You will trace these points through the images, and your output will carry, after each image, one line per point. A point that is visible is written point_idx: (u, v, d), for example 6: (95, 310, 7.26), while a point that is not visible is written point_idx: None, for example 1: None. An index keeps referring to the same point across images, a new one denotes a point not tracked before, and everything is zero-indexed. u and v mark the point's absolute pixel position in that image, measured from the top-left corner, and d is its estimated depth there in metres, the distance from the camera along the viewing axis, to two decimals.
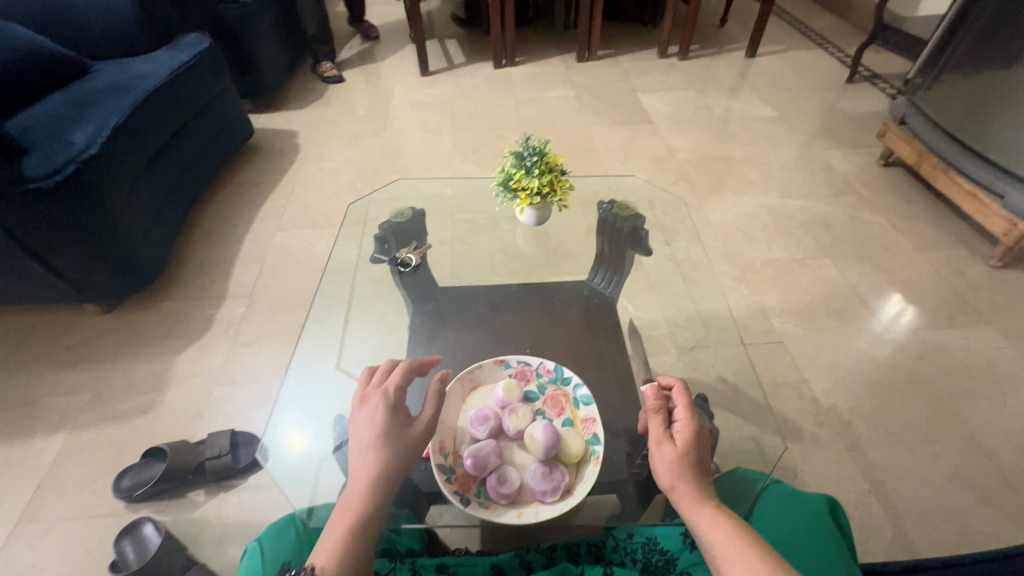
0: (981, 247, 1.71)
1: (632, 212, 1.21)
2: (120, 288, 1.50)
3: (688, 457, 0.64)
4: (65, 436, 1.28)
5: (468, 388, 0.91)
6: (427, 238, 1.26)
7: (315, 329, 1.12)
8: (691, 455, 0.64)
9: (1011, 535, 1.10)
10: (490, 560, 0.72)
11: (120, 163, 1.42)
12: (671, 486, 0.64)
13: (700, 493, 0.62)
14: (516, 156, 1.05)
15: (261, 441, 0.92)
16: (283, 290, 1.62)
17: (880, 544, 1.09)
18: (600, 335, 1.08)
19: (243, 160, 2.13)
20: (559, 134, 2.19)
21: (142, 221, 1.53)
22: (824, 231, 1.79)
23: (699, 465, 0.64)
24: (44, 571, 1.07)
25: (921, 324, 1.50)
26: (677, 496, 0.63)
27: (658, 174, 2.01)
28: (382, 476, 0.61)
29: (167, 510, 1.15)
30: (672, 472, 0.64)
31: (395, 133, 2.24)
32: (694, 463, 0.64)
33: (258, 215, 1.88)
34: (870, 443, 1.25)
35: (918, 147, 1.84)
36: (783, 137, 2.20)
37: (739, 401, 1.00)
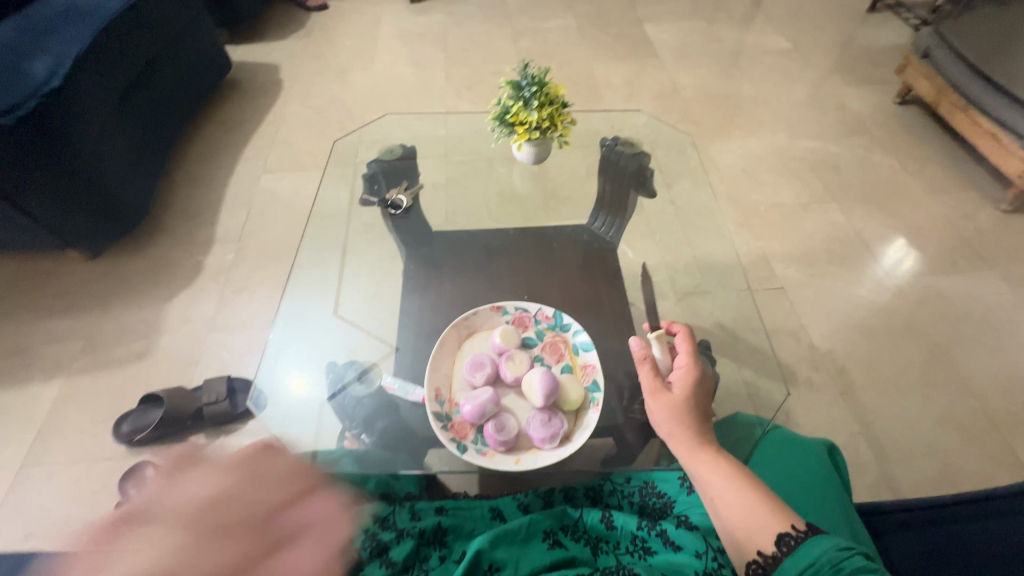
0: (993, 191, 1.65)
1: (637, 149, 1.15)
2: (103, 233, 1.44)
3: (687, 405, 0.64)
4: (61, 382, 1.28)
5: (463, 335, 0.89)
6: (419, 178, 1.19)
7: (303, 276, 1.07)
8: (690, 403, 0.64)
9: (992, 473, 1.13)
10: (489, 504, 0.72)
11: (88, 97, 1.32)
12: (670, 434, 0.64)
13: (699, 440, 0.62)
14: (514, 87, 0.97)
15: (253, 386, 0.90)
16: (271, 236, 1.57)
17: (865, 482, 1.12)
18: (599, 281, 1.06)
19: (222, 96, 1.99)
20: (559, 69, 2.05)
21: (118, 162, 1.44)
22: (832, 174, 1.72)
23: (698, 412, 0.64)
24: (54, 511, 1.09)
25: (924, 270, 1.48)
26: (677, 444, 0.63)
27: (663, 113, 1.90)
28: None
29: (169, 454, 1.16)
30: (671, 420, 0.64)
31: (384, 67, 2.09)
32: (692, 411, 0.64)
33: (241, 156, 1.78)
34: (863, 387, 1.26)
35: (938, 82, 1.73)
36: (796, 72, 2.07)
37: (738, 347, 0.99)
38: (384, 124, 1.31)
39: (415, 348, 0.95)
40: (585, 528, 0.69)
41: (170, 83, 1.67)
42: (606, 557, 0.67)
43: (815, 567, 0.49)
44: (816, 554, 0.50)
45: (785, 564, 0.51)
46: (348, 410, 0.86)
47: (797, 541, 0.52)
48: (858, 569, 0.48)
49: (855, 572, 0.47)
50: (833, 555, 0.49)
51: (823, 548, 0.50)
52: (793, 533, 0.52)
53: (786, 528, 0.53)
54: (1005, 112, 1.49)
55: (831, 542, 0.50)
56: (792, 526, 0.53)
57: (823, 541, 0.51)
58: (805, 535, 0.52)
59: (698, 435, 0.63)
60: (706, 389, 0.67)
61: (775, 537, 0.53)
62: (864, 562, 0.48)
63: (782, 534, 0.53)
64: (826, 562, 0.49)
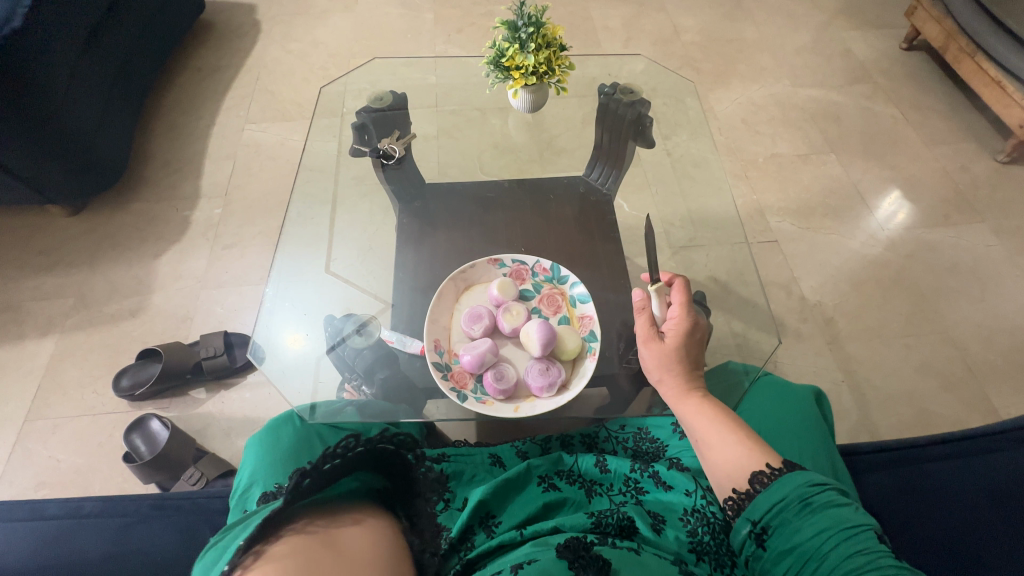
0: (992, 141, 1.63)
1: (637, 96, 1.11)
2: (83, 187, 1.39)
3: (677, 353, 0.66)
4: (56, 339, 1.28)
5: (460, 287, 0.89)
6: (411, 128, 1.15)
7: (296, 230, 1.06)
8: (681, 351, 0.67)
9: (964, 417, 1.19)
10: (489, 451, 0.74)
11: (54, 39, 1.23)
12: (660, 380, 0.67)
13: (687, 386, 0.65)
14: (509, 27, 0.92)
15: (254, 340, 0.90)
16: (259, 189, 1.53)
17: (845, 427, 1.18)
18: (594, 234, 1.05)
19: (196, 39, 1.88)
20: (553, 10, 1.94)
21: (92, 112, 1.37)
22: (833, 124, 1.69)
23: (688, 360, 0.67)
24: (62, 462, 1.12)
25: (917, 222, 1.49)
26: (666, 390, 0.66)
27: (662, 59, 1.83)
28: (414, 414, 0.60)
29: (171, 407, 1.18)
30: (661, 367, 0.67)
31: (368, 8, 1.96)
32: (682, 358, 0.66)
33: (221, 105, 1.70)
34: (850, 338, 1.30)
35: (948, 26, 1.66)
36: (801, 15, 1.98)
37: (731, 298, 1.00)
38: (371, 70, 1.25)
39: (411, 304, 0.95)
40: (580, 472, 0.72)
41: (141, 24, 1.56)
42: (600, 499, 0.69)
43: (785, 502, 0.50)
44: (787, 489, 0.51)
45: (758, 499, 0.52)
46: (348, 362, 0.87)
47: (771, 477, 0.53)
48: (828, 503, 0.49)
49: (824, 505, 0.49)
50: (804, 490, 0.50)
51: (795, 483, 0.51)
52: (768, 471, 0.53)
53: (761, 466, 0.54)
54: (1013, 58, 1.45)
55: (804, 477, 0.51)
56: (767, 465, 0.54)
57: (796, 477, 0.51)
58: (778, 472, 0.53)
59: (687, 381, 0.65)
60: (700, 338, 0.69)
61: (751, 474, 0.54)
62: (835, 496, 0.49)
63: (757, 471, 0.54)
64: (797, 497, 0.50)
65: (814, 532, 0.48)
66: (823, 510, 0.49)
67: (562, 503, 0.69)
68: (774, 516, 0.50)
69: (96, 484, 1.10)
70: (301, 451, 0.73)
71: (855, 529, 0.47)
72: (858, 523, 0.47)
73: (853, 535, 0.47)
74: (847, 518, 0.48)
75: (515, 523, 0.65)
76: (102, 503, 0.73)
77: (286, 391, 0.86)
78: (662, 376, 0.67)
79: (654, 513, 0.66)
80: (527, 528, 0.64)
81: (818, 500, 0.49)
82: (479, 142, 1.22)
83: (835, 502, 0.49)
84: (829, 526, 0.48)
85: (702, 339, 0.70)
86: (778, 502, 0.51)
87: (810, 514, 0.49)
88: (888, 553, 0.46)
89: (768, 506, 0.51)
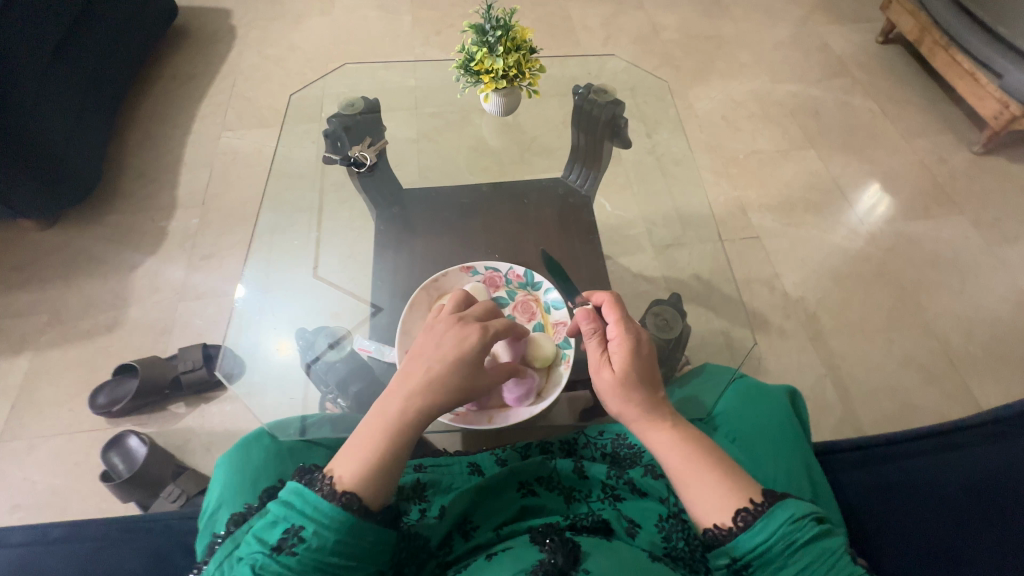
0: (968, 133, 1.65)
1: (611, 97, 1.12)
2: (55, 202, 1.36)
3: (629, 377, 0.62)
4: (30, 357, 1.25)
5: (434, 297, 0.89)
6: (383, 133, 1.14)
7: (268, 239, 1.03)
8: (636, 374, 0.62)
9: (946, 408, 1.20)
10: (468, 459, 0.73)
11: (18, 51, 1.20)
12: (620, 411, 0.62)
13: (653, 412, 0.60)
14: (477, 31, 0.91)
15: (234, 346, 0.89)
16: (237, 199, 1.51)
17: (829, 422, 1.18)
18: (574, 237, 1.05)
19: (170, 46, 1.84)
20: (532, 10, 1.93)
21: (61, 125, 1.34)
22: (812, 119, 1.70)
23: (647, 383, 0.62)
24: (38, 483, 1.10)
25: (896, 215, 1.50)
26: (631, 422, 0.61)
27: (642, 58, 1.82)
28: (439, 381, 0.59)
29: (150, 423, 1.16)
30: (620, 394, 0.61)
31: (345, 11, 1.94)
32: (637, 382, 0.61)
33: (197, 113, 1.68)
34: (832, 332, 1.31)
35: (922, 19, 1.68)
36: (780, 10, 1.99)
37: (713, 297, 0.99)
38: (345, 74, 1.23)
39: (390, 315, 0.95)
40: (559, 478, 0.72)
41: (111, 32, 1.53)
42: (579, 504, 0.70)
43: (771, 542, 0.50)
44: (774, 528, 0.50)
45: (739, 539, 0.51)
46: (321, 376, 0.84)
47: (755, 515, 0.51)
48: (814, 537, 0.49)
49: (807, 542, 0.49)
50: (791, 528, 0.49)
51: (781, 520, 0.50)
52: (751, 507, 0.51)
53: (743, 502, 0.52)
54: (986, 50, 1.46)
55: (789, 512, 0.50)
56: (750, 500, 0.52)
57: (782, 512, 0.50)
58: (763, 508, 0.51)
59: (650, 409, 0.60)
60: (650, 354, 0.64)
61: (733, 511, 0.52)
62: (820, 527, 0.50)
63: (739, 508, 0.52)
64: (784, 535, 0.49)
65: (801, 568, 0.48)
66: (806, 547, 0.49)
67: (540, 509, 0.69)
68: (757, 555, 0.50)
69: (73, 505, 1.08)
70: (271, 467, 0.70)
71: (837, 556, 0.49)
72: (837, 549, 0.49)
73: (837, 565, 0.48)
74: (831, 549, 0.49)
75: (493, 524, 0.66)
76: (70, 528, 0.72)
77: (267, 400, 0.84)
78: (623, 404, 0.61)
79: (630, 517, 0.66)
80: (505, 527, 0.66)
81: (806, 536, 0.49)
82: (457, 145, 1.21)
83: (821, 536, 0.49)
84: (816, 562, 0.48)
85: (652, 355, 0.65)
86: (762, 542, 0.50)
87: (793, 553, 0.49)
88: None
89: (751, 546, 0.50)
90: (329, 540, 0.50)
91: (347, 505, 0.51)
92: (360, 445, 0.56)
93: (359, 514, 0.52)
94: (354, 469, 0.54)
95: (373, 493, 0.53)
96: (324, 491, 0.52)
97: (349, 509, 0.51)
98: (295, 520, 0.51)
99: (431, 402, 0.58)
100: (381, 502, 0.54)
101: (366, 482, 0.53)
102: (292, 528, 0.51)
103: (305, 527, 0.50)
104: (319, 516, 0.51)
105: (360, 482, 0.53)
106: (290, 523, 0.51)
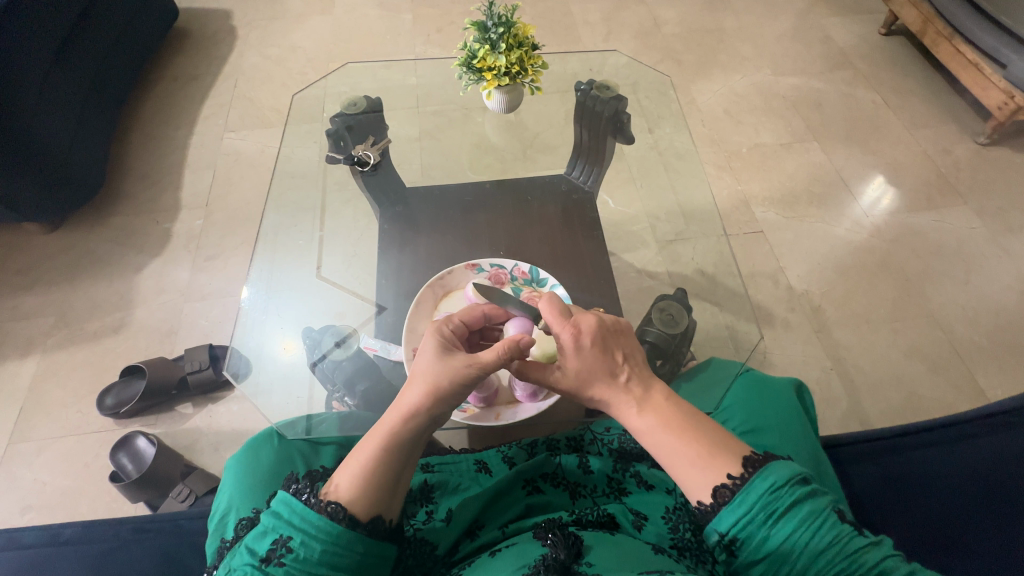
0: (972, 123, 1.64)
1: (614, 92, 1.07)
2: (60, 205, 1.37)
3: (579, 375, 0.60)
4: (37, 359, 1.26)
5: (439, 294, 0.91)
6: (387, 133, 1.13)
7: (273, 239, 1.04)
8: (583, 370, 0.60)
9: (952, 399, 1.20)
10: (474, 458, 0.73)
11: (20, 55, 1.21)
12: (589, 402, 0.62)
13: (615, 400, 0.59)
14: (479, 28, 0.91)
15: (240, 348, 0.89)
16: (240, 199, 1.51)
17: (835, 415, 1.18)
18: (578, 232, 1.05)
19: (171, 47, 1.84)
20: (532, 6, 1.93)
21: (65, 127, 1.34)
22: (814, 111, 1.69)
23: (597, 373, 0.60)
24: (48, 484, 1.11)
25: (901, 207, 1.49)
26: (607, 410, 0.60)
27: (643, 53, 1.82)
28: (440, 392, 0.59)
29: (158, 423, 1.17)
30: (578, 390, 0.61)
31: (345, 10, 1.94)
32: (589, 375, 0.60)
33: (199, 114, 1.68)
34: (838, 325, 1.30)
35: (925, 10, 1.67)
36: (781, 3, 1.98)
37: (717, 290, 0.99)
38: (347, 74, 1.23)
39: (397, 315, 0.95)
40: (564, 474, 0.72)
41: (112, 35, 1.53)
42: (584, 500, 0.70)
43: (751, 514, 0.48)
44: (753, 500, 0.49)
45: (721, 515, 0.50)
46: (327, 374, 0.86)
47: (734, 490, 0.50)
48: (795, 503, 0.48)
49: (790, 507, 0.48)
50: (770, 497, 0.48)
51: (758, 492, 0.49)
52: (729, 483, 0.50)
53: (721, 479, 0.51)
54: (989, 40, 1.45)
55: (766, 482, 0.49)
56: (727, 476, 0.51)
57: (759, 483, 0.49)
58: (741, 482, 0.50)
59: (610, 399, 0.59)
60: (594, 343, 0.60)
61: (712, 489, 0.51)
62: (800, 491, 0.48)
63: (718, 486, 0.51)
64: (764, 506, 0.48)
65: (785, 537, 0.47)
66: (791, 512, 0.48)
67: (546, 505, 0.69)
68: (741, 530, 0.49)
69: (83, 505, 1.09)
70: (281, 468, 0.70)
71: (822, 517, 0.47)
72: (822, 510, 0.48)
73: (821, 526, 0.47)
74: (814, 512, 0.47)
75: (500, 522, 0.67)
76: (81, 529, 0.73)
77: (270, 402, 0.84)
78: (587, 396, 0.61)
79: (636, 510, 0.67)
80: (511, 524, 0.66)
81: (785, 504, 0.48)
82: (460, 142, 1.21)
83: (801, 500, 0.48)
84: (800, 527, 0.47)
85: (598, 341, 0.61)
86: (744, 517, 0.49)
87: (777, 521, 0.48)
88: (856, 535, 0.47)
89: (733, 521, 0.49)
90: (317, 551, 0.50)
91: (333, 516, 0.51)
92: (357, 456, 0.56)
93: (346, 525, 0.51)
94: (347, 480, 0.54)
95: (362, 505, 0.53)
96: (311, 502, 0.52)
97: (334, 519, 0.51)
98: (283, 531, 0.51)
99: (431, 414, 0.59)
100: (371, 513, 0.53)
101: (358, 494, 0.53)
102: (281, 539, 0.51)
103: (293, 537, 0.51)
104: (306, 526, 0.51)
105: (351, 493, 0.53)
106: (279, 534, 0.51)
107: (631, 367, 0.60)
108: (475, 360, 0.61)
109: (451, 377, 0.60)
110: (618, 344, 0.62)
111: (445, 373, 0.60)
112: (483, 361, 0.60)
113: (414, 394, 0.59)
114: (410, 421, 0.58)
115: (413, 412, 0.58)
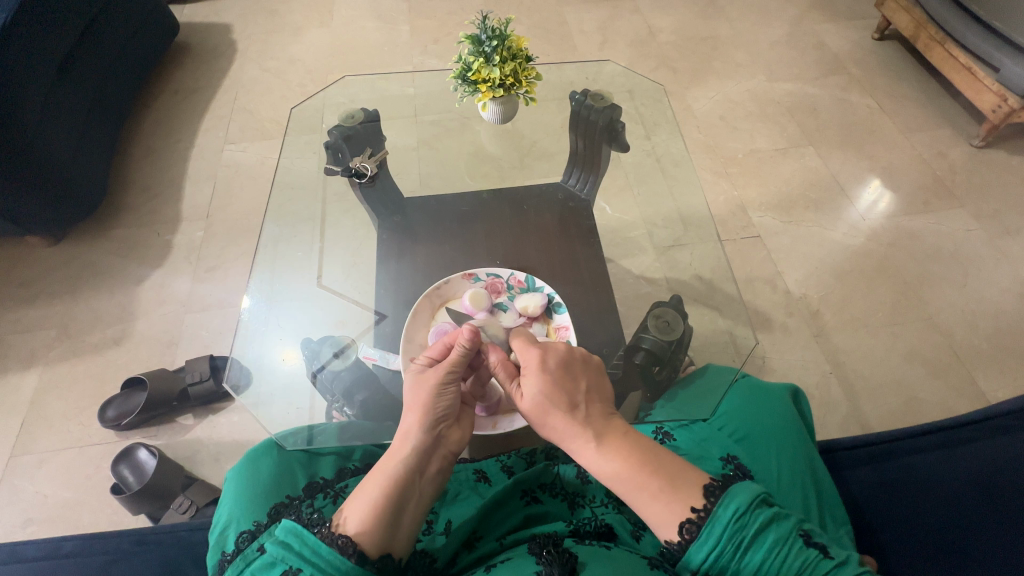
0: (967, 127, 1.65)
1: (609, 101, 1.09)
2: (61, 219, 1.38)
3: (538, 398, 0.62)
4: (39, 372, 1.26)
5: (436, 304, 0.92)
6: (383, 144, 1.14)
7: (272, 250, 1.04)
8: (542, 388, 0.63)
9: (951, 402, 1.20)
10: (473, 467, 0.73)
11: (20, 72, 1.22)
12: (542, 429, 0.63)
13: (574, 429, 0.60)
14: (474, 41, 0.92)
15: (244, 359, 0.90)
16: (240, 210, 1.52)
17: (835, 419, 1.18)
18: (575, 241, 1.05)
19: (172, 62, 1.87)
20: (528, 16, 1.95)
21: (65, 141, 1.36)
22: (810, 117, 1.70)
23: (557, 396, 0.62)
24: (50, 497, 1.11)
25: (898, 210, 1.50)
26: (561, 441, 0.61)
27: (638, 61, 1.84)
28: (430, 406, 0.63)
29: (159, 435, 1.17)
30: (538, 412, 0.63)
31: (343, 21, 1.97)
32: (546, 396, 0.62)
33: (200, 127, 1.70)
34: (836, 329, 1.30)
35: (917, 16, 1.68)
36: (774, 9, 2.00)
37: (714, 296, 0.99)
38: (345, 86, 1.25)
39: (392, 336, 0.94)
40: (563, 484, 0.72)
41: (113, 50, 1.55)
42: (583, 510, 0.70)
43: (720, 547, 0.49)
44: (719, 533, 0.50)
45: (690, 552, 0.51)
46: (327, 386, 0.86)
47: (699, 523, 0.51)
48: (760, 529, 0.49)
49: (757, 531, 0.49)
50: (737, 527, 0.49)
51: (723, 523, 0.50)
52: (694, 517, 0.51)
53: (685, 514, 0.52)
54: (982, 44, 1.46)
55: (729, 511, 0.50)
56: (691, 510, 0.52)
57: (723, 512, 0.50)
58: (705, 514, 0.51)
59: (568, 427, 0.60)
60: (559, 364, 0.65)
61: (677, 525, 0.52)
62: (763, 515, 0.49)
63: (683, 521, 0.51)
64: (731, 537, 0.49)
65: (755, 569, 0.48)
66: (759, 540, 0.49)
67: (543, 516, 0.70)
68: (712, 564, 0.50)
69: (84, 518, 1.09)
70: (281, 480, 0.70)
71: (787, 545, 0.48)
72: (787, 535, 0.49)
73: (788, 553, 0.48)
74: (779, 539, 0.49)
75: (497, 534, 0.67)
76: (82, 542, 0.74)
77: (272, 409, 0.86)
78: (543, 422, 0.62)
79: (635, 520, 0.67)
80: (509, 537, 0.66)
81: (750, 532, 0.49)
82: (457, 152, 1.22)
83: (768, 525, 0.49)
84: (767, 557, 0.48)
85: (562, 364, 0.65)
86: (712, 552, 0.50)
87: (747, 551, 0.49)
88: (821, 559, 0.48)
89: (704, 556, 0.50)
90: None
91: (342, 549, 0.51)
92: (361, 492, 0.57)
93: (357, 561, 0.51)
94: (353, 514, 0.55)
95: (370, 539, 0.53)
96: (323, 534, 0.52)
97: (343, 553, 0.51)
98: (292, 562, 0.52)
99: (430, 437, 0.61)
100: (380, 550, 0.54)
101: (365, 527, 0.54)
102: (291, 569, 0.51)
103: (303, 569, 0.51)
104: (315, 558, 0.51)
105: (357, 527, 0.54)
106: (289, 565, 0.51)
107: (590, 402, 0.63)
108: (445, 367, 0.66)
109: (432, 389, 0.64)
110: (581, 373, 0.66)
111: (425, 386, 0.65)
112: (451, 362, 0.67)
113: (408, 420, 0.62)
114: (407, 444, 0.60)
115: (409, 434, 0.61)
